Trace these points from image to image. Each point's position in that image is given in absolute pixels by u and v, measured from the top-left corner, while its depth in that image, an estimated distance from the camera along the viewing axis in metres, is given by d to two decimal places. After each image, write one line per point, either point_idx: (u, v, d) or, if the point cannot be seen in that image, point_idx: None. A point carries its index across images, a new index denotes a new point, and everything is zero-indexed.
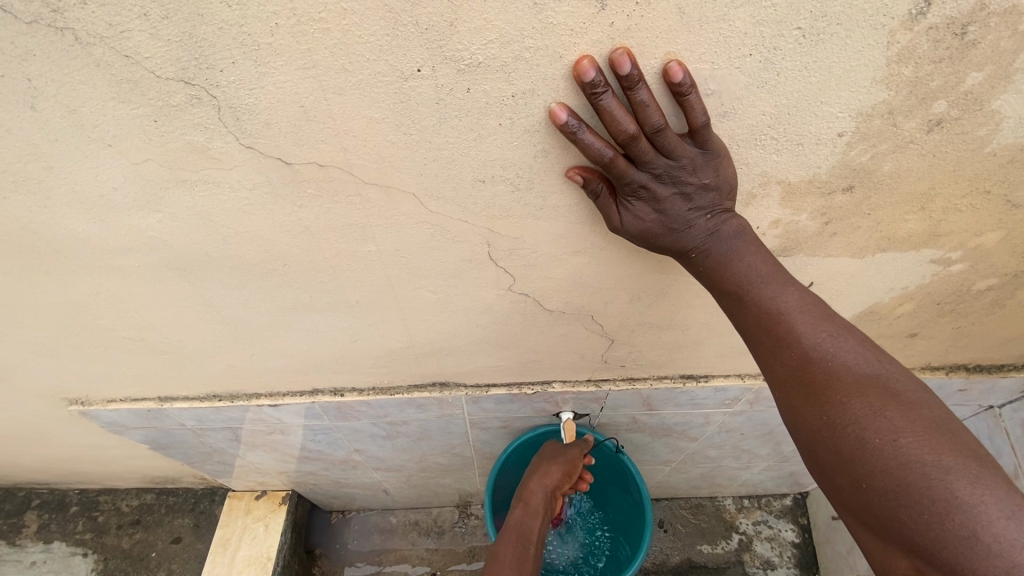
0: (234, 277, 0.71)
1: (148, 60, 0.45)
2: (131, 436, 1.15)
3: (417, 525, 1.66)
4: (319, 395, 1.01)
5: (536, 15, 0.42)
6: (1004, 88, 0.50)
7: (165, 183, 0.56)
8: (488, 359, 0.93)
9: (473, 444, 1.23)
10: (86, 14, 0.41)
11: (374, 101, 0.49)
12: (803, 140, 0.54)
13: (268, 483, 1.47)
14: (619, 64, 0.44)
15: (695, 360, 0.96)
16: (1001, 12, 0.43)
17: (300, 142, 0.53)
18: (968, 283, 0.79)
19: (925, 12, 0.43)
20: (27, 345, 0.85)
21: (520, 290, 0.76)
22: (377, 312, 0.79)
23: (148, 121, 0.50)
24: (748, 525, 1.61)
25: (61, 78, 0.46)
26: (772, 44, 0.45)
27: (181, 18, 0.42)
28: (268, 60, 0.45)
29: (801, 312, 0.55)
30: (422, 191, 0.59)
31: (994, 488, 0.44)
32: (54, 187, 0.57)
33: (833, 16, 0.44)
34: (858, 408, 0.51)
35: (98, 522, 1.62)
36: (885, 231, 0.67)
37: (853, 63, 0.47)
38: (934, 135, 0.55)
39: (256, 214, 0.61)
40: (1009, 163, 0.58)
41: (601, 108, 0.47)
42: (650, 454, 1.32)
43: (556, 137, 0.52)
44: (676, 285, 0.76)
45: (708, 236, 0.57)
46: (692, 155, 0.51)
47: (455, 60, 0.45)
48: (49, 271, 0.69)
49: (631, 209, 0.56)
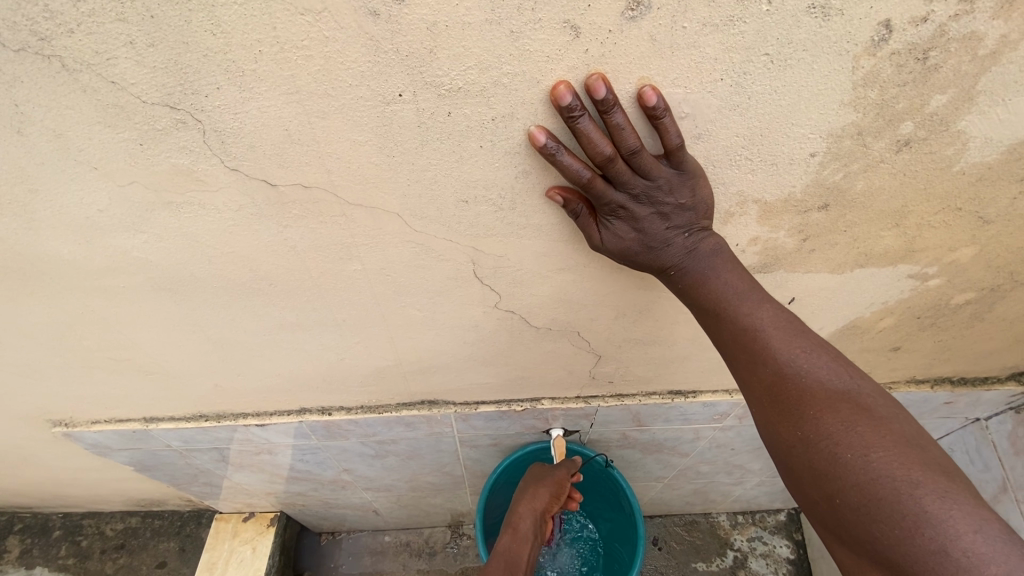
0: (219, 296, 0.71)
1: (134, 86, 0.46)
2: (116, 457, 1.14)
3: (408, 546, 1.63)
4: (307, 414, 1.00)
5: (514, 42, 0.44)
6: (968, 109, 0.52)
7: (151, 204, 0.57)
8: (477, 376, 0.93)
9: (463, 462, 1.22)
10: (72, 41, 0.42)
11: (357, 125, 0.50)
12: (777, 160, 0.56)
13: (255, 505, 1.45)
14: (595, 89, 0.46)
15: (683, 375, 0.97)
16: (960, 37, 0.45)
17: (285, 164, 0.53)
18: (946, 298, 0.80)
19: (887, 39, 0.45)
20: (11, 367, 0.84)
21: (506, 307, 0.77)
22: (364, 331, 0.79)
23: (133, 145, 0.51)
24: (742, 542, 1.60)
25: (48, 103, 0.47)
26: (742, 69, 0.47)
27: (166, 46, 0.43)
28: (252, 85, 0.46)
29: (776, 329, 0.56)
30: (407, 212, 0.60)
31: (962, 502, 0.45)
32: (40, 210, 0.57)
33: (799, 43, 0.45)
34: (830, 423, 0.52)
35: (81, 547, 1.58)
36: (862, 247, 0.69)
37: (820, 87, 0.49)
38: (904, 155, 0.56)
39: (241, 234, 0.62)
40: (978, 182, 0.60)
41: (578, 131, 0.48)
42: (642, 471, 1.32)
43: (536, 158, 0.54)
44: (660, 302, 0.77)
45: (686, 254, 0.58)
46: (668, 176, 0.52)
47: (436, 85, 0.47)
48: (33, 291, 0.68)
49: (610, 227, 0.57)
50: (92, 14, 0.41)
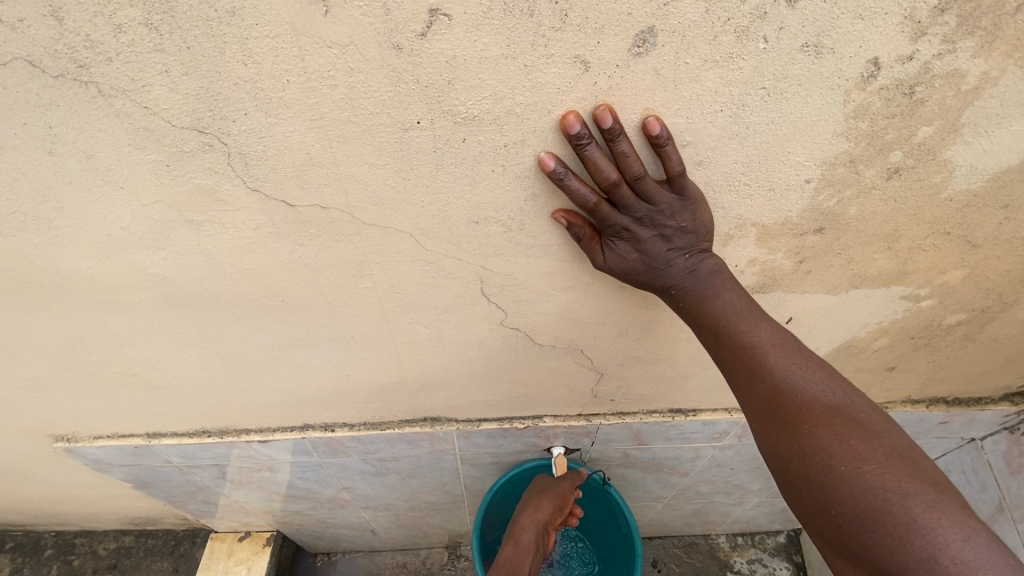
0: (231, 313, 0.73)
1: (166, 111, 0.48)
2: (114, 473, 1.13)
3: (405, 568, 1.61)
4: (309, 430, 1.01)
5: (527, 75, 0.47)
6: (954, 140, 0.55)
7: (172, 222, 0.59)
8: (480, 393, 0.94)
9: (463, 480, 1.22)
10: (111, 69, 0.45)
11: (377, 149, 0.52)
12: (774, 186, 0.59)
13: (252, 523, 1.44)
14: (602, 119, 0.49)
15: (683, 394, 0.98)
16: (944, 74, 0.48)
17: (305, 185, 0.56)
18: (939, 318, 0.82)
19: (875, 75, 0.48)
20: (20, 382, 0.85)
21: (511, 325, 0.79)
22: (370, 347, 0.81)
23: (161, 166, 0.53)
24: (742, 564, 1.59)
25: (81, 126, 0.49)
26: (740, 102, 0.50)
27: (199, 74, 0.46)
28: (278, 111, 0.49)
29: (772, 346, 0.58)
30: (419, 231, 0.62)
31: (950, 512, 0.47)
32: (65, 228, 0.59)
33: (794, 78, 0.48)
34: (825, 437, 0.53)
35: (73, 566, 1.56)
36: (856, 269, 0.71)
37: (814, 118, 0.52)
38: (894, 182, 0.59)
39: (258, 252, 0.63)
40: (965, 208, 0.63)
41: (586, 157, 0.51)
42: (642, 491, 1.32)
43: (544, 182, 0.56)
44: (661, 320, 0.79)
45: (686, 274, 0.60)
46: (670, 201, 0.55)
47: (452, 113, 0.49)
48: (48, 305, 0.70)
49: (614, 248, 0.59)
50: (131, 44, 0.43)
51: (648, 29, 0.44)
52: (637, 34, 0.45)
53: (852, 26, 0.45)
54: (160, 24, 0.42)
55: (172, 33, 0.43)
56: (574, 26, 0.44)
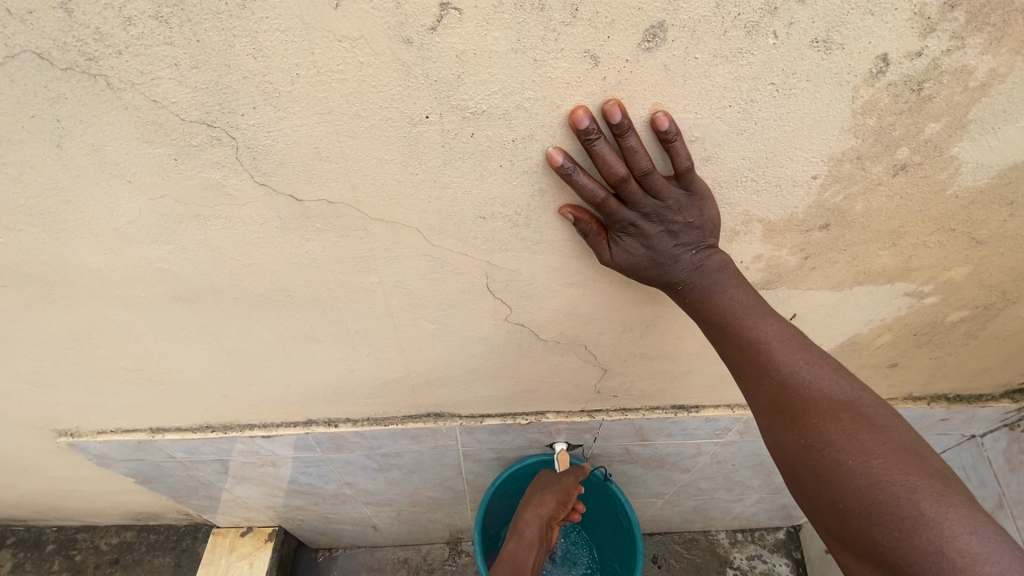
0: (237, 308, 0.73)
1: (174, 104, 0.48)
2: (117, 468, 1.13)
3: (406, 563, 1.62)
4: (313, 425, 1.01)
5: (536, 69, 0.47)
6: (960, 137, 0.55)
7: (179, 217, 0.59)
8: (484, 389, 0.94)
9: (465, 476, 1.22)
10: (120, 62, 0.45)
11: (385, 144, 0.52)
12: (781, 182, 0.59)
13: (254, 519, 1.44)
14: (610, 114, 0.49)
15: (686, 390, 0.98)
16: (952, 71, 0.49)
17: (312, 179, 0.56)
18: (942, 315, 0.83)
19: (884, 71, 0.48)
20: (24, 376, 0.85)
21: (516, 321, 0.79)
22: (374, 343, 0.81)
23: (169, 160, 0.53)
24: (742, 560, 1.60)
25: (89, 119, 0.49)
26: (749, 97, 0.50)
27: (208, 68, 0.45)
28: (287, 106, 0.49)
29: (779, 341, 0.58)
30: (426, 226, 0.62)
31: (957, 505, 0.47)
32: (72, 221, 0.59)
33: (803, 74, 0.48)
34: (833, 432, 0.54)
35: (75, 561, 1.56)
36: (860, 266, 0.71)
37: (822, 114, 0.52)
38: (901, 178, 0.59)
39: (265, 247, 0.64)
40: (970, 205, 0.63)
41: (595, 153, 0.51)
42: (643, 487, 1.33)
43: (552, 177, 0.56)
44: (665, 317, 0.79)
45: (694, 270, 0.60)
46: (678, 196, 0.55)
47: (461, 108, 0.49)
48: (54, 299, 0.70)
49: (621, 244, 0.59)
50: (140, 37, 0.43)
51: (658, 23, 0.44)
52: (647, 28, 0.45)
53: (862, 21, 0.45)
54: (170, 17, 0.42)
55: (181, 25, 0.43)
56: (585, 21, 0.44)
